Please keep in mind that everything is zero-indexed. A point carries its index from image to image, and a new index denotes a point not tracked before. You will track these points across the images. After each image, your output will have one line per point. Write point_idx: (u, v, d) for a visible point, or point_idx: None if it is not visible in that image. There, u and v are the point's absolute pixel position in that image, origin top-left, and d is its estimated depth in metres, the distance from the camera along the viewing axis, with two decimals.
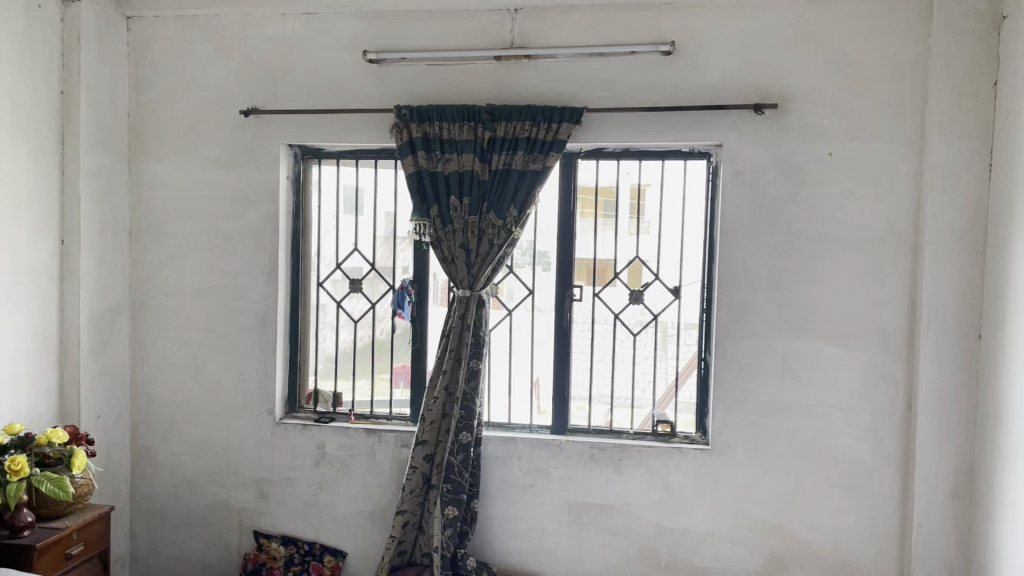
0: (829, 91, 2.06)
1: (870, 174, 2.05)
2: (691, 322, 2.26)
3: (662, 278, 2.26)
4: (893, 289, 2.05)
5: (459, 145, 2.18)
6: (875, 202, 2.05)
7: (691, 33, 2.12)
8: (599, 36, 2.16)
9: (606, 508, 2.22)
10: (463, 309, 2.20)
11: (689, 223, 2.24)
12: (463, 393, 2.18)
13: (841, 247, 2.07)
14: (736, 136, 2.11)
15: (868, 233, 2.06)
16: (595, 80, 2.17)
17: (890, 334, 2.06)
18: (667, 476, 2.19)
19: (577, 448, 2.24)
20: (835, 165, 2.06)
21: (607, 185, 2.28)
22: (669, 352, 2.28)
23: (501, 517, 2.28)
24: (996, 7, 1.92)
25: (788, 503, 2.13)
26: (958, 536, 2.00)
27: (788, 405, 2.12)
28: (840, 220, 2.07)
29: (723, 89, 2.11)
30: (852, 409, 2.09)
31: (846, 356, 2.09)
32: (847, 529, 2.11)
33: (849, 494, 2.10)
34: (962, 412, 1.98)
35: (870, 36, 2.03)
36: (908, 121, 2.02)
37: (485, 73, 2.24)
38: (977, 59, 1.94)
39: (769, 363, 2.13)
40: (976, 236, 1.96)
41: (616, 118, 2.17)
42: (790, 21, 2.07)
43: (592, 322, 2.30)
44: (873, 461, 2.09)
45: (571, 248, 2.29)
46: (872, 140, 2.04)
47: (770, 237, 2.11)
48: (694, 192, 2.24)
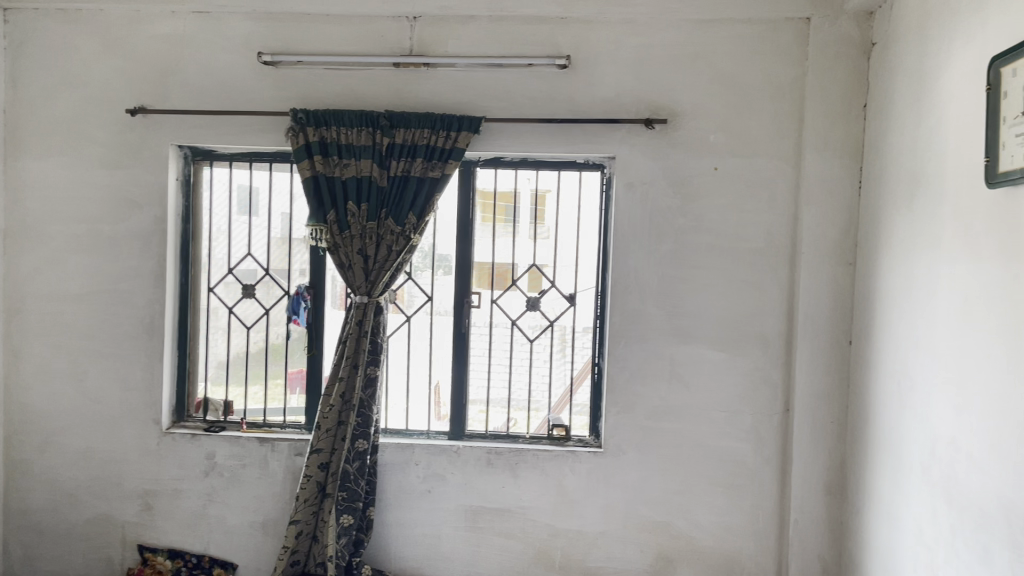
0: (715, 108, 2.15)
1: (752, 188, 2.16)
2: (586, 328, 2.31)
3: (558, 285, 2.30)
4: (773, 297, 2.16)
5: (357, 151, 2.16)
6: (756, 215, 2.16)
7: (585, 47, 2.18)
8: (496, 47, 2.19)
9: (502, 512, 2.25)
10: (360, 315, 2.19)
11: (584, 231, 2.30)
12: (360, 400, 2.17)
13: (724, 257, 2.17)
14: (628, 149, 2.18)
15: (750, 244, 2.17)
16: (493, 90, 2.20)
17: (770, 339, 2.17)
18: (561, 479, 2.24)
19: (474, 453, 2.25)
20: (720, 179, 2.16)
21: (505, 191, 2.31)
22: (565, 357, 2.32)
23: (397, 523, 2.28)
24: (865, 34, 2.06)
25: (675, 503, 2.21)
26: (830, 531, 2.12)
27: (675, 408, 2.20)
28: (723, 231, 2.17)
29: (616, 103, 2.17)
30: (735, 411, 2.19)
31: (729, 360, 2.19)
32: (730, 526, 2.20)
33: (731, 492, 2.20)
34: (833, 413, 2.11)
35: (752, 57, 2.14)
36: (786, 139, 2.14)
37: (383, 79, 2.23)
38: (847, 83, 2.08)
39: (659, 368, 2.21)
40: (847, 248, 2.09)
41: (513, 127, 2.20)
42: (679, 40, 2.15)
43: (490, 326, 2.32)
44: (754, 460, 2.19)
45: (469, 255, 2.31)
46: (753, 156, 2.15)
47: (660, 247, 2.19)
48: (590, 201, 2.29)
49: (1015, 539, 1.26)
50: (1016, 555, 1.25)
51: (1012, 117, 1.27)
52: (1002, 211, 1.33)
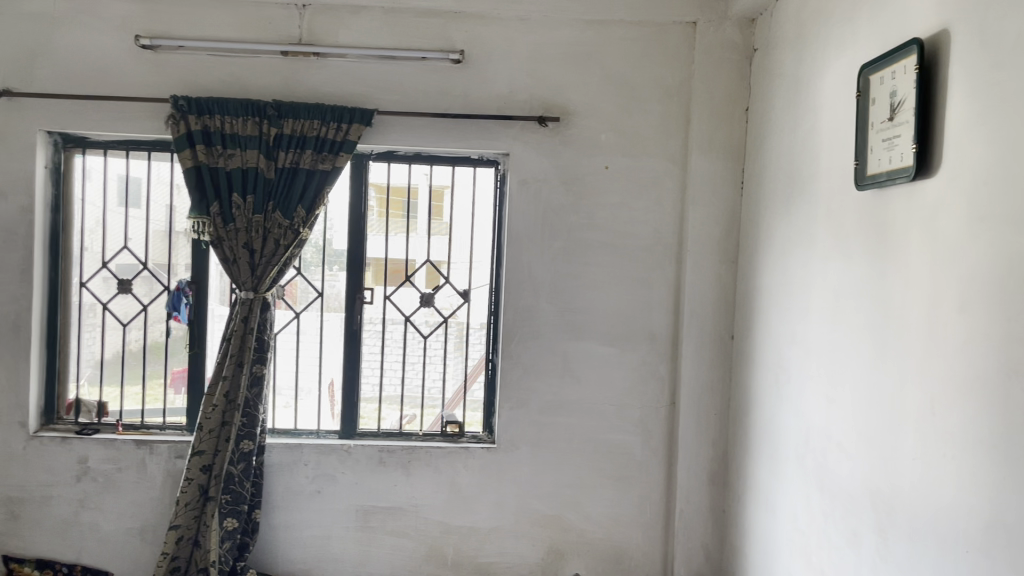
0: (606, 107, 2.19)
1: (642, 187, 2.21)
2: (480, 324, 2.31)
3: (452, 281, 2.29)
4: (660, 293, 2.23)
5: (242, 140, 2.09)
6: (645, 213, 2.21)
7: (479, 43, 2.17)
8: (389, 39, 2.16)
9: (394, 511, 2.23)
10: (246, 312, 2.12)
11: (478, 227, 2.29)
12: (245, 400, 2.10)
13: (615, 254, 2.22)
14: (521, 146, 2.19)
15: (639, 241, 2.22)
16: (385, 83, 2.17)
17: (658, 334, 2.23)
18: (454, 476, 2.23)
19: (365, 452, 2.22)
20: (610, 178, 2.20)
21: (399, 185, 2.27)
22: (458, 353, 2.31)
23: (285, 525, 2.22)
24: (747, 41, 2.15)
25: (566, 496, 2.24)
26: (713, 519, 2.20)
27: (567, 403, 2.23)
28: (614, 228, 2.21)
29: (509, 100, 2.18)
30: (624, 405, 2.24)
31: (619, 355, 2.23)
32: (619, 518, 2.25)
33: (621, 485, 2.25)
34: (716, 404, 2.19)
35: (641, 58, 2.19)
36: (673, 139, 2.20)
37: (270, 68, 2.16)
38: (731, 87, 2.16)
39: (552, 364, 2.23)
40: (729, 246, 2.18)
41: (406, 121, 2.17)
42: (571, 39, 2.18)
43: (382, 323, 2.28)
44: (642, 452, 2.25)
45: (362, 250, 2.26)
46: (643, 156, 2.20)
47: (553, 243, 2.21)
48: (484, 197, 2.29)
49: (880, 523, 1.33)
50: (881, 538, 1.32)
51: (878, 123, 1.34)
52: (870, 212, 1.41)
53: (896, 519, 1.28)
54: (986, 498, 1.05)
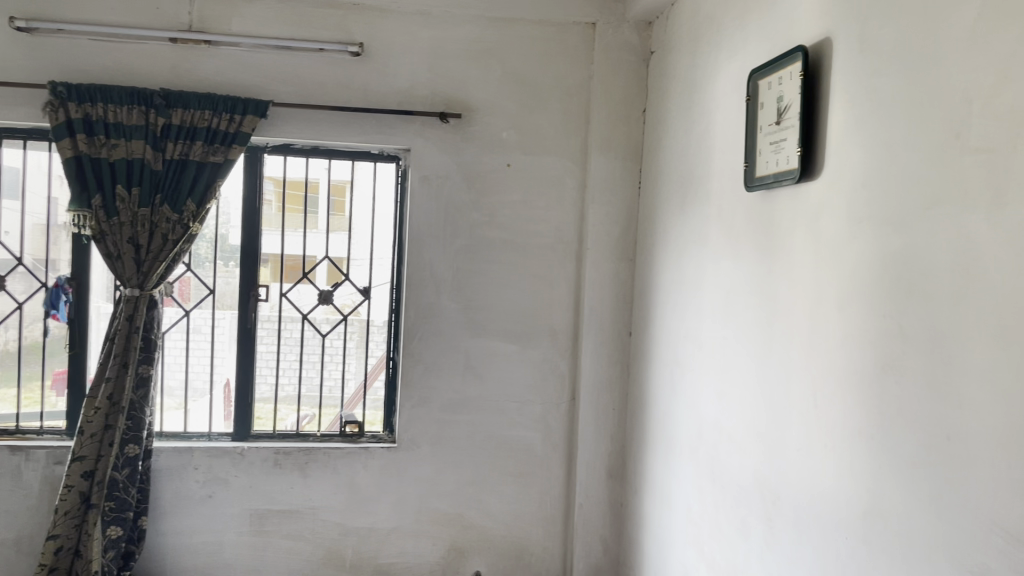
0: (507, 105, 2.19)
1: (542, 185, 2.22)
2: (381, 322, 2.27)
3: (351, 278, 2.24)
4: (561, 291, 2.25)
5: (127, 131, 1.99)
6: (546, 211, 2.23)
7: (379, 36, 2.14)
8: (285, 29, 2.10)
9: (289, 514, 2.17)
10: (131, 310, 2.02)
11: (378, 223, 2.25)
12: (130, 402, 2.00)
13: (516, 251, 2.22)
14: (422, 142, 2.16)
15: (540, 239, 2.23)
16: (281, 74, 2.11)
17: (558, 331, 2.25)
18: (352, 476, 2.19)
19: (260, 454, 2.16)
20: (511, 176, 2.21)
21: (296, 179, 2.21)
22: (358, 351, 2.26)
23: (175, 532, 2.13)
24: (644, 43, 2.20)
25: (467, 494, 2.24)
26: (611, 512, 2.24)
27: (468, 401, 2.23)
28: (515, 226, 2.22)
29: (410, 95, 2.16)
30: (525, 402, 2.25)
31: (520, 352, 2.24)
32: (519, 514, 2.26)
33: (521, 481, 2.26)
34: (615, 400, 2.23)
35: (542, 57, 2.20)
36: (573, 138, 2.23)
37: (159, 55, 2.06)
38: (629, 88, 2.20)
39: (453, 362, 2.21)
40: (628, 244, 2.22)
41: (303, 114, 2.11)
42: (472, 36, 2.17)
43: (278, 321, 2.22)
44: (542, 448, 2.26)
45: (257, 246, 2.19)
46: (543, 154, 2.22)
47: (454, 241, 2.20)
48: (384, 193, 2.25)
49: (767, 513, 1.38)
50: (768, 527, 1.37)
51: (766, 126, 1.39)
52: (759, 213, 1.46)
53: (782, 509, 1.33)
54: (864, 486, 1.11)
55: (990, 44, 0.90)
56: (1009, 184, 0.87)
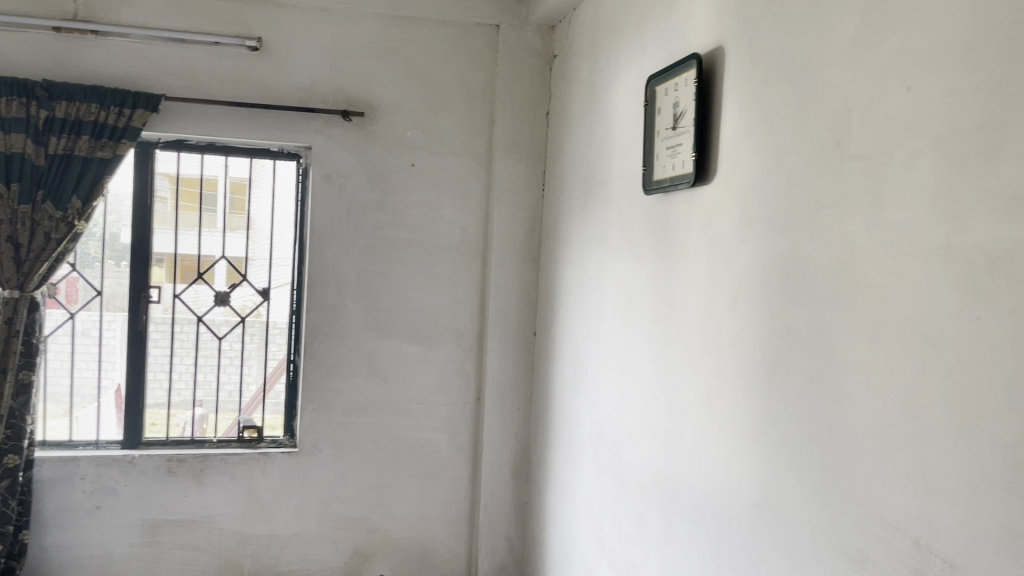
0: (411, 105, 2.18)
1: (447, 186, 2.22)
2: (281, 324, 2.21)
3: (249, 279, 2.18)
4: (466, 291, 2.25)
5: (5, 123, 1.89)
6: (450, 212, 2.22)
7: (278, 32, 2.09)
8: (178, 21, 2.03)
9: (184, 523, 2.10)
10: (9, 313, 1.90)
11: (278, 222, 2.19)
12: (9, 410, 1.89)
13: (420, 252, 2.21)
14: (324, 140, 2.13)
15: (445, 240, 2.22)
16: (175, 67, 2.03)
17: (463, 332, 2.25)
18: (251, 483, 2.14)
19: (152, 462, 2.08)
20: (415, 176, 2.19)
21: (191, 176, 2.13)
22: (257, 354, 2.20)
23: (60, 546, 2.03)
24: (547, 47, 2.22)
25: (370, 498, 2.21)
26: (516, 511, 2.25)
27: (371, 403, 2.20)
28: (419, 226, 2.21)
29: (311, 92, 2.11)
30: (430, 403, 2.24)
31: (424, 354, 2.23)
32: (425, 516, 2.25)
33: (426, 483, 2.25)
34: (520, 400, 2.24)
35: (446, 58, 2.20)
36: (478, 139, 2.23)
37: (41, 44, 1.96)
38: (532, 91, 2.22)
39: (356, 363, 2.18)
40: (532, 245, 2.24)
41: (199, 109, 2.04)
42: (375, 33, 2.15)
43: (171, 323, 2.14)
44: (447, 450, 2.26)
45: (148, 246, 2.11)
46: (448, 154, 2.21)
47: (357, 241, 2.17)
48: (284, 192, 2.20)
49: (665, 507, 1.42)
50: (666, 521, 1.41)
51: (663, 131, 1.43)
52: (657, 215, 1.50)
53: (679, 503, 1.37)
54: (755, 479, 1.15)
55: (868, 57, 0.95)
56: (885, 190, 0.91)
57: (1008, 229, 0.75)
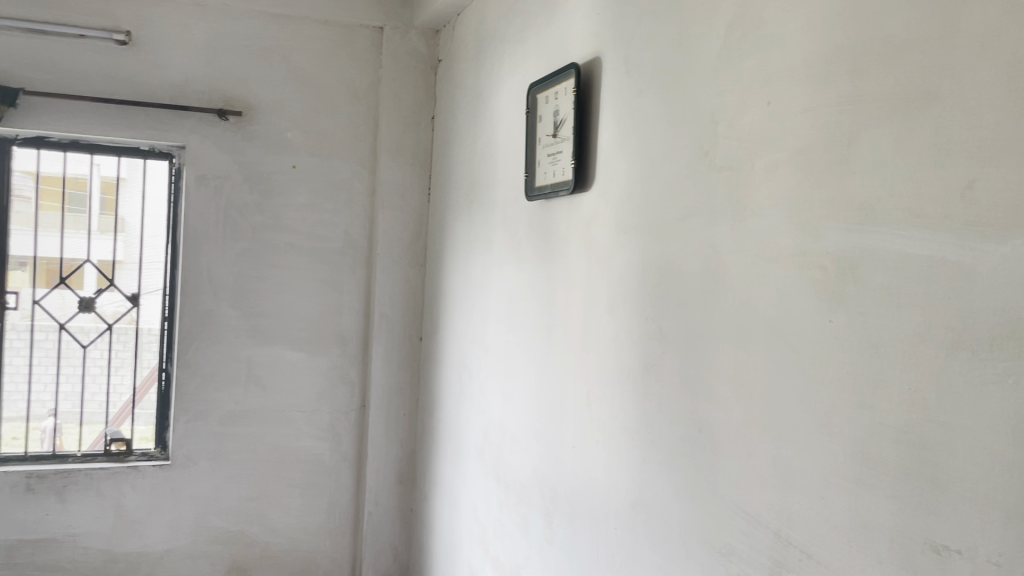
0: (292, 106, 2.13)
1: (329, 189, 2.18)
2: (153, 331, 2.11)
3: (118, 284, 2.07)
4: (350, 296, 2.21)
5: None
6: (334, 215, 2.18)
7: (150, 26, 2.00)
8: (39, 11, 1.91)
9: (45, 542, 1.99)
10: None
11: (149, 225, 2.09)
12: None
13: (302, 256, 2.16)
14: (200, 140, 2.05)
15: (328, 244, 2.18)
16: (36, 60, 1.92)
17: (347, 338, 2.22)
18: (119, 498, 2.04)
19: (9, 479, 1.96)
20: (297, 178, 2.15)
21: (53, 175, 2.01)
22: (126, 363, 2.08)
23: None
24: (432, 51, 2.23)
25: (249, 509, 2.14)
26: (401, 519, 2.23)
27: (250, 412, 2.13)
28: (301, 230, 2.16)
29: (185, 90, 2.04)
30: (312, 410, 2.19)
31: (306, 360, 2.18)
32: (307, 527, 2.20)
33: (308, 493, 2.20)
34: (405, 405, 2.22)
35: (329, 59, 2.16)
36: (362, 142, 2.21)
37: None
38: (417, 94, 2.22)
39: (233, 371, 2.11)
40: (417, 250, 2.23)
41: (62, 105, 1.93)
42: (254, 32, 2.09)
43: (31, 331, 2.01)
44: (331, 458, 2.21)
45: (6, 248, 1.98)
46: (331, 157, 2.18)
47: (235, 244, 2.10)
48: (156, 192, 2.09)
49: (547, 509, 1.43)
50: (548, 524, 1.43)
51: (545, 138, 1.45)
52: (539, 221, 1.52)
53: (560, 505, 1.39)
54: (631, 479, 1.18)
55: (732, 72, 0.99)
56: (749, 199, 0.96)
57: (856, 237, 0.80)
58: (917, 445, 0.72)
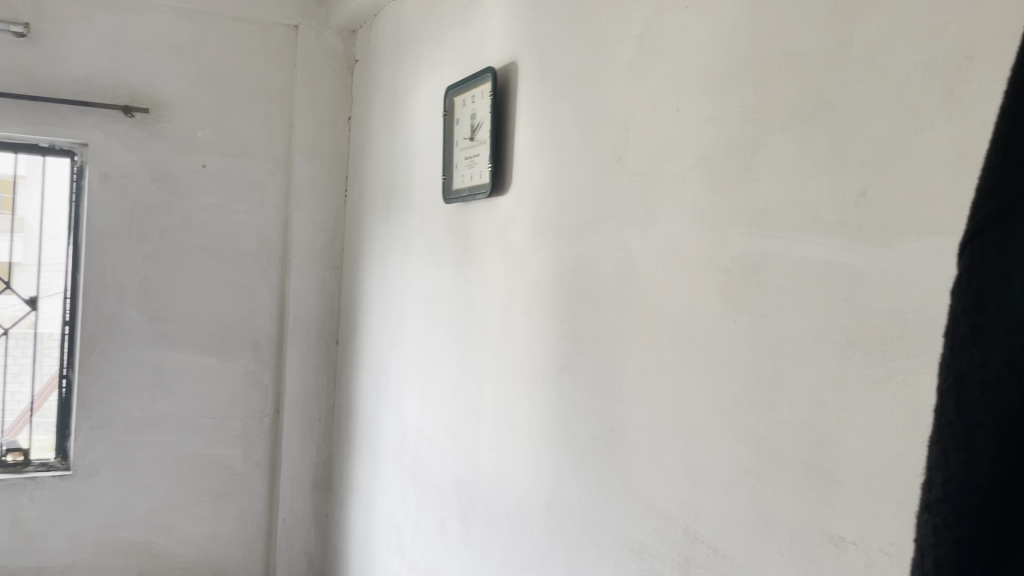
0: (203, 103, 2.08)
1: (242, 189, 2.13)
2: (53, 335, 2.01)
3: (14, 286, 1.97)
4: (263, 299, 2.17)
5: None
6: (246, 217, 2.14)
7: (50, 18, 1.92)
8: None
9: None
10: None
11: (48, 224, 2.00)
12: None
13: (213, 258, 2.10)
14: (104, 137, 1.98)
15: (240, 246, 2.13)
16: None
17: (260, 342, 2.17)
18: (16, 512, 1.95)
19: None
20: (208, 178, 2.09)
21: None
22: (22, 369, 1.98)
23: None
24: (349, 51, 2.21)
25: (156, 519, 2.08)
26: (316, 525, 2.20)
27: (157, 419, 2.06)
28: (212, 231, 2.10)
29: (88, 85, 1.96)
30: (223, 417, 2.13)
31: (218, 365, 2.12)
32: (218, 536, 2.14)
33: (219, 501, 2.14)
34: (321, 410, 2.19)
35: (241, 56, 2.11)
36: (276, 142, 2.16)
37: None
38: (333, 95, 2.19)
39: (140, 377, 2.04)
40: (333, 252, 2.20)
41: None
42: (163, 27, 2.03)
43: None
44: (243, 465, 2.16)
45: None
46: (244, 157, 2.13)
47: (141, 246, 2.03)
48: (57, 191, 2.00)
49: (463, 512, 1.44)
50: (464, 526, 1.43)
51: (462, 141, 1.45)
52: (456, 224, 1.52)
53: (476, 508, 1.39)
54: (546, 480, 1.19)
55: (642, 80, 1.02)
56: (658, 205, 0.98)
57: (759, 242, 0.83)
58: (816, 441, 0.75)
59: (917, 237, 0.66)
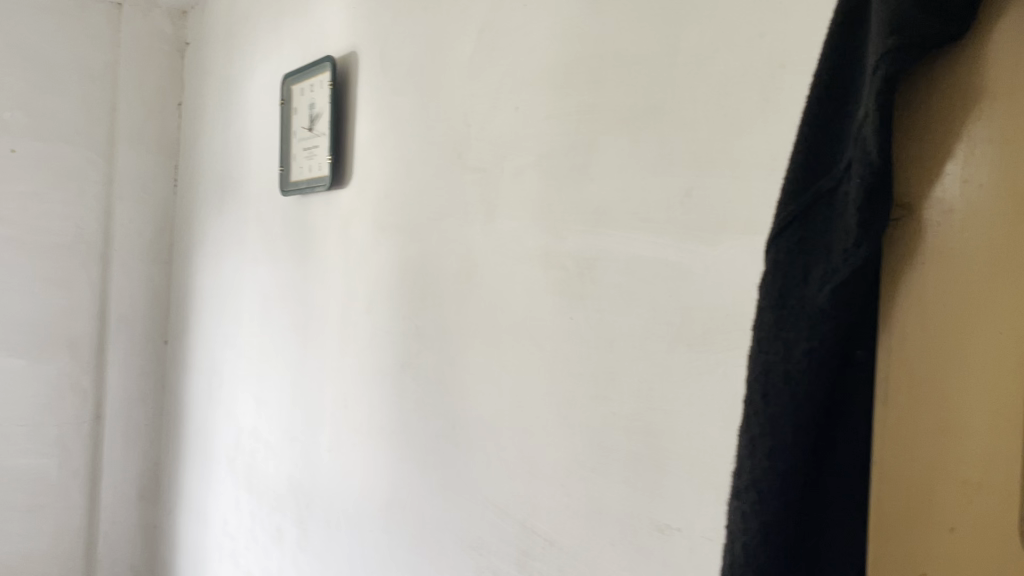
0: (11, 82, 1.89)
1: (57, 178, 1.96)
2: None
3: None
4: (83, 297, 2.00)
5: None
6: (63, 207, 1.97)
7: None
8: None
9: None
10: None
11: None
12: None
13: (24, 252, 1.93)
14: None
15: (56, 238, 1.96)
16: None
17: (79, 342, 2.00)
18: None
19: None
20: (17, 164, 1.91)
21: None
22: None
23: None
24: (179, 33, 2.09)
25: None
26: (143, 536, 2.09)
27: None
28: (22, 222, 1.92)
29: None
30: (36, 424, 1.95)
31: (29, 368, 1.94)
32: (29, 556, 1.95)
33: (30, 516, 1.95)
34: (147, 415, 2.08)
35: (56, 33, 1.94)
36: (96, 127, 2.01)
37: None
38: (161, 79, 2.07)
39: None
40: (162, 246, 2.09)
41: None
42: None
43: None
44: (59, 477, 1.98)
45: None
46: (60, 142, 1.96)
47: None
48: None
49: (300, 516, 1.39)
50: (301, 531, 1.38)
51: (300, 132, 1.40)
52: (293, 218, 1.46)
53: (314, 510, 1.35)
54: (385, 479, 1.17)
55: (483, 75, 1.01)
56: (498, 201, 0.98)
57: (593, 238, 0.84)
58: (644, 432, 0.77)
59: (737, 236, 0.69)
